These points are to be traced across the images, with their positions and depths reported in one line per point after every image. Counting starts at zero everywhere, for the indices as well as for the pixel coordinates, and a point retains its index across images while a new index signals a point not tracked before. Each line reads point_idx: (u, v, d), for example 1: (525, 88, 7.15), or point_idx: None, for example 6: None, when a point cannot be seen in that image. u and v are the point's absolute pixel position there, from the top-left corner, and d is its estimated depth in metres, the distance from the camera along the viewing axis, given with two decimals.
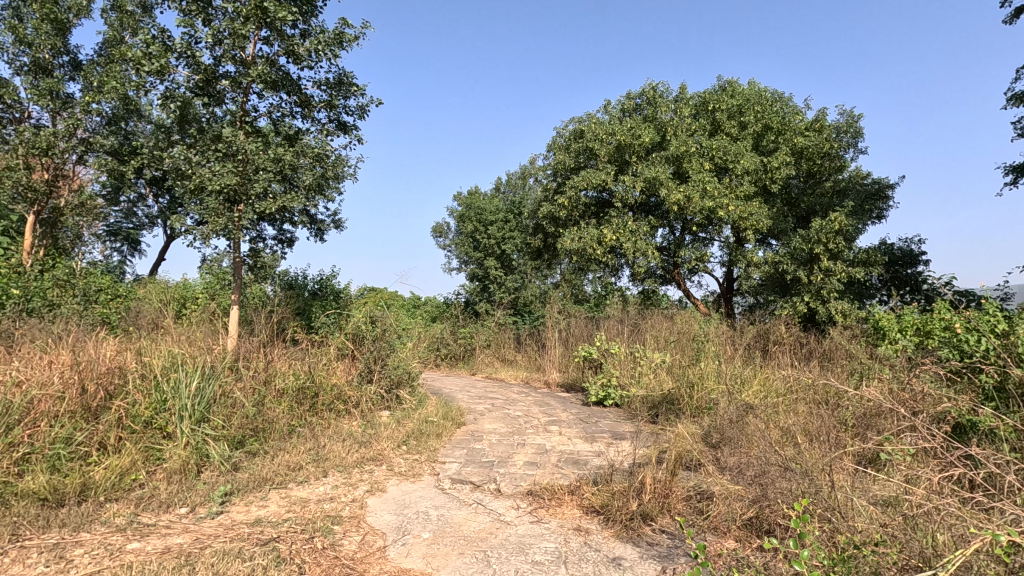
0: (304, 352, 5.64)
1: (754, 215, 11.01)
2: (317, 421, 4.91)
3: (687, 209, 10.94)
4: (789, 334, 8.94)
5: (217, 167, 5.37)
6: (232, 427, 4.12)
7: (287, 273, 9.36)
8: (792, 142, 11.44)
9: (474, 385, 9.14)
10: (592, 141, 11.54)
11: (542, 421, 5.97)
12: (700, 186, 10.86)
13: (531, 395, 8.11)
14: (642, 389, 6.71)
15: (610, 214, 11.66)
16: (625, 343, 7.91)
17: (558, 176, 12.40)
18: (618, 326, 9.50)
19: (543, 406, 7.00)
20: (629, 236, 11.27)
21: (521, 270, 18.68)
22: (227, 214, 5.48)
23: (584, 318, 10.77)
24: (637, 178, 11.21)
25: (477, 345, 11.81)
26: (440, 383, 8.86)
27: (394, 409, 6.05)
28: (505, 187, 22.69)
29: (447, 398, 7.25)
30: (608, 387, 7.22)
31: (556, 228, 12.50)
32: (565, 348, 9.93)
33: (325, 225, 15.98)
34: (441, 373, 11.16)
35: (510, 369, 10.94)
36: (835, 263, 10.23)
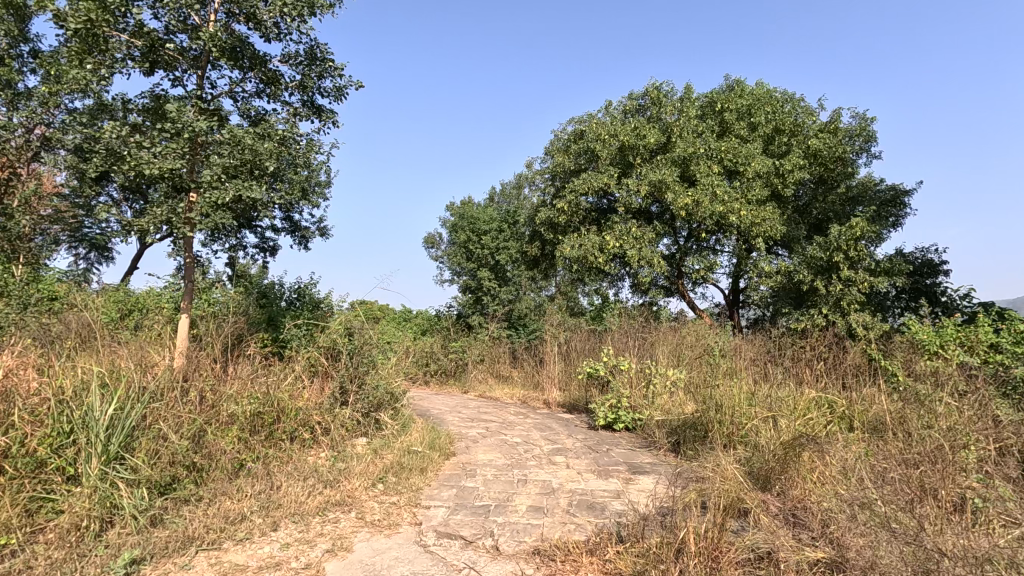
0: (266, 370, 4.78)
1: (766, 221, 10.34)
2: (275, 454, 4.03)
3: (696, 213, 10.20)
4: (811, 348, 8.19)
5: (161, 148, 4.52)
6: (160, 465, 3.27)
7: (261, 281, 8.51)
8: (804, 145, 10.80)
9: (467, 404, 8.28)
10: (594, 142, 10.81)
11: (545, 451, 5.13)
12: (709, 189, 10.17)
13: (530, 417, 7.27)
14: (659, 413, 5.89)
15: (612, 220, 10.93)
16: (635, 359, 7.10)
17: (557, 180, 11.67)
18: (625, 340, 8.68)
19: (546, 431, 6.14)
20: (633, 243, 10.52)
21: (516, 281, 17.88)
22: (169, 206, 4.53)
23: (586, 331, 9.95)
24: (641, 182, 10.49)
25: (470, 360, 10.95)
26: (429, 403, 8.02)
27: (372, 436, 5.19)
28: (498, 197, 21.92)
29: (435, 421, 6.39)
30: (618, 409, 6.39)
31: (554, 235, 11.69)
32: (566, 364, 9.09)
33: (310, 232, 15.33)
34: (430, 391, 10.29)
35: (505, 386, 10.08)
36: (856, 272, 9.52)
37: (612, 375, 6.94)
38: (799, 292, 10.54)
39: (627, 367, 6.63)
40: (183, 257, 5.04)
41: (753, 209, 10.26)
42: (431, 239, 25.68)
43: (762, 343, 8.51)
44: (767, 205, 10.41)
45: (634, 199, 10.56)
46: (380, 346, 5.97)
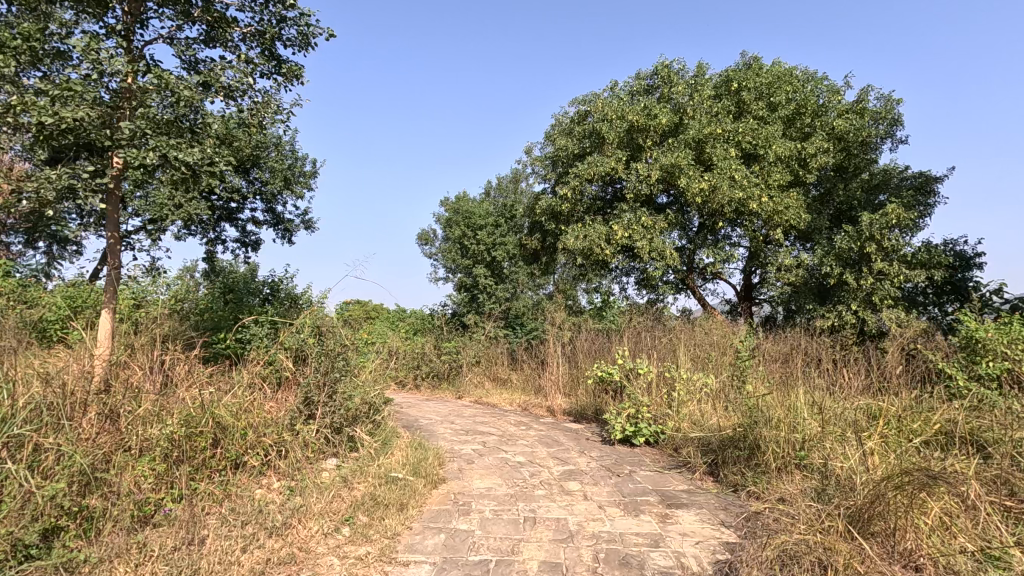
0: (205, 382, 3.82)
1: (789, 209, 9.46)
2: (207, 491, 3.08)
3: (714, 201, 9.30)
4: (847, 348, 7.31)
5: (56, 92, 3.46)
6: (21, 520, 2.30)
7: (229, 274, 7.55)
8: (828, 126, 9.92)
9: (461, 412, 7.35)
10: (600, 124, 9.88)
11: (555, 476, 4.21)
12: (727, 174, 9.28)
13: (533, 428, 6.34)
14: (688, 428, 4.99)
15: (620, 208, 10.01)
16: (654, 362, 6.19)
17: (558, 166, 10.74)
18: (638, 340, 7.76)
19: (553, 447, 5.22)
20: (643, 233, 9.62)
21: (512, 279, 16.89)
22: (71, 167, 3.53)
23: (593, 330, 9.02)
24: (652, 167, 9.60)
25: (464, 363, 10.01)
26: (418, 412, 7.08)
27: (343, 458, 4.26)
28: (494, 191, 20.97)
29: (424, 436, 5.46)
30: (637, 422, 5.47)
31: (556, 226, 10.76)
32: (571, 366, 8.19)
33: (293, 225, 14.42)
34: (421, 396, 9.34)
35: (503, 390, 9.14)
36: (890, 264, 8.63)
37: (628, 382, 6.00)
38: (824, 287, 9.67)
39: (646, 371, 5.72)
40: (106, 238, 4.07)
41: (775, 196, 9.38)
42: (425, 236, 24.77)
43: (791, 343, 7.64)
44: (791, 192, 9.54)
45: (643, 186, 9.69)
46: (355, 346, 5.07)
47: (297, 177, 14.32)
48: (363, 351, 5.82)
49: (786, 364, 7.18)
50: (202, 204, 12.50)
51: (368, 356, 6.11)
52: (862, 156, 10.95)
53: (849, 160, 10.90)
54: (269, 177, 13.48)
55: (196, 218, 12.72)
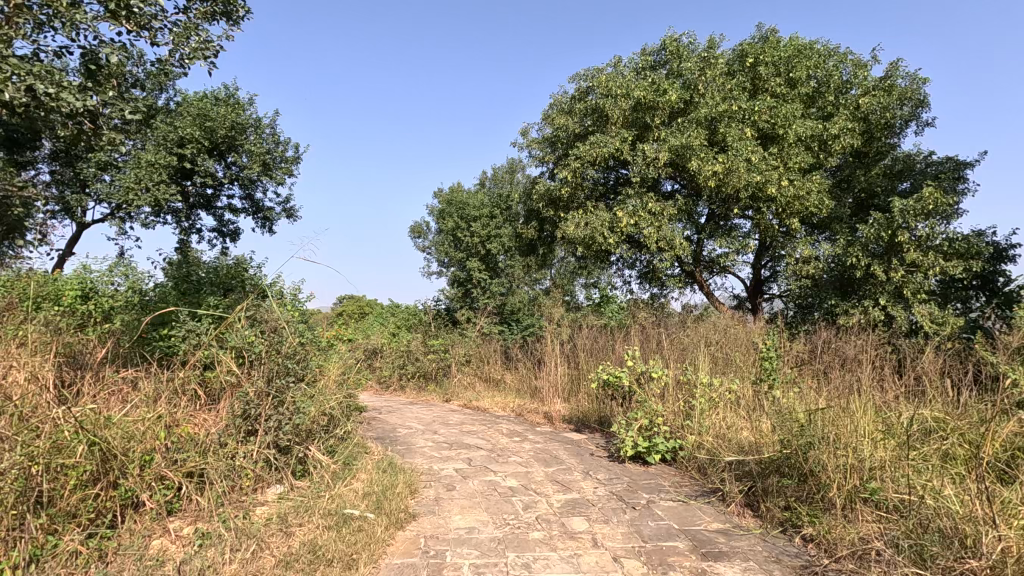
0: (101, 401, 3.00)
1: (811, 194, 8.59)
2: (69, 552, 2.28)
3: (729, 185, 8.45)
4: (881, 348, 6.52)
5: None
6: None
7: (184, 261, 6.64)
8: (851, 106, 9.08)
9: (446, 419, 6.48)
10: (604, 101, 9.00)
11: (556, 510, 3.36)
12: (744, 155, 8.41)
13: (528, 439, 5.48)
14: (716, 445, 4.14)
15: (625, 193, 9.12)
16: (668, 364, 5.35)
17: (558, 148, 9.86)
18: (647, 339, 6.90)
19: (552, 466, 4.37)
20: (650, 219, 8.77)
21: (509, 273, 16.53)
22: None
23: (596, 325, 8.15)
24: (660, 148, 8.75)
25: (453, 362, 9.14)
26: (397, 420, 6.22)
27: (290, 486, 3.42)
28: (489, 182, 20.05)
29: (398, 454, 4.58)
30: (651, 434, 4.63)
31: (555, 213, 9.86)
32: (571, 367, 7.34)
33: (273, 213, 13.54)
34: (405, 399, 8.48)
35: (496, 392, 8.31)
36: (924, 254, 7.79)
37: (639, 388, 5.14)
38: (846, 280, 8.87)
39: (660, 374, 4.88)
40: None
41: (796, 181, 8.53)
42: (417, 229, 23.87)
43: (817, 343, 6.82)
44: (813, 175, 8.66)
45: (651, 169, 8.84)
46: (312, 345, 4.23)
47: (277, 162, 13.41)
48: (327, 351, 4.94)
49: (814, 366, 6.36)
50: (173, 190, 11.59)
51: (334, 357, 5.24)
52: (881, 141, 10.19)
53: (869, 145, 10.11)
54: (246, 161, 12.49)
55: (167, 204, 11.81)
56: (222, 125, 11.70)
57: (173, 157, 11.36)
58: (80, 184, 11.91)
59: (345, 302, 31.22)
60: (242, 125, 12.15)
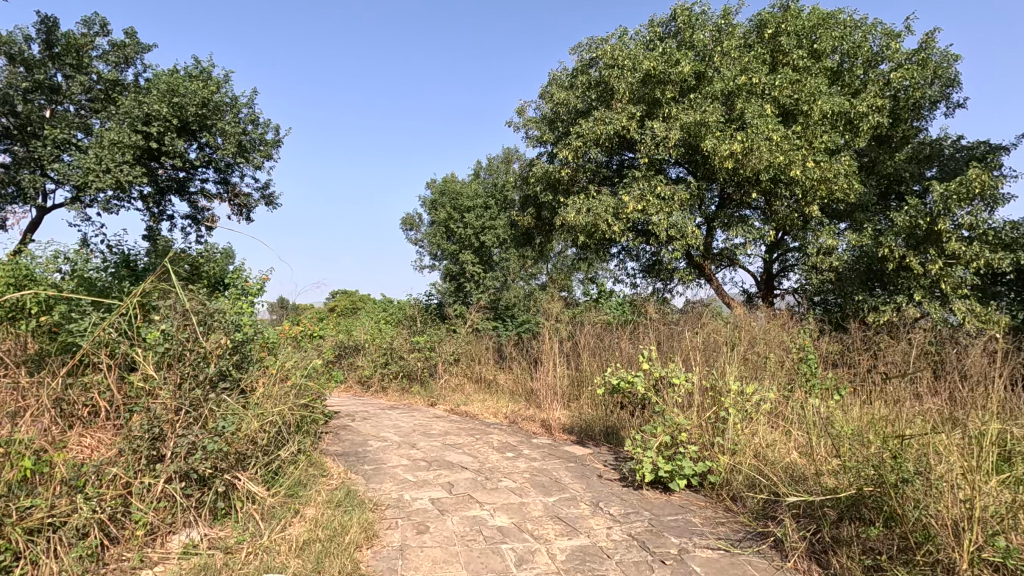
0: None
1: (839, 177, 7.74)
2: None
3: (749, 166, 7.61)
4: (925, 348, 5.72)
5: None
6: None
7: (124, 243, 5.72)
8: (881, 83, 8.25)
9: (429, 428, 5.63)
10: (609, 72, 8.12)
11: (562, 566, 2.52)
12: (766, 132, 7.56)
13: (523, 455, 4.64)
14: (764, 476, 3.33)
15: (632, 175, 8.26)
16: (690, 366, 4.52)
17: (557, 126, 8.95)
18: (659, 337, 6.05)
19: (553, 495, 3.52)
20: (660, 205, 7.92)
21: (504, 267, 15.72)
22: None
23: (600, 321, 7.30)
24: (671, 126, 7.91)
25: (440, 361, 8.26)
26: (371, 430, 5.35)
27: (206, 537, 2.57)
28: (484, 172, 19.16)
29: (364, 479, 3.72)
30: (674, 454, 3.79)
31: (554, 198, 8.98)
32: (571, 368, 6.52)
33: (251, 201, 12.63)
34: (386, 402, 7.62)
35: (487, 395, 7.47)
36: (967, 244, 6.98)
37: (656, 397, 4.31)
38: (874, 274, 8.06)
39: (682, 381, 4.05)
40: None
41: (823, 162, 7.68)
42: (409, 220, 22.96)
43: (852, 343, 6.01)
44: (841, 156, 7.80)
45: (660, 149, 8.01)
46: (244, 337, 3.40)
47: (255, 145, 12.47)
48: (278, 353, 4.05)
49: (852, 371, 5.53)
50: (139, 172, 10.63)
51: (290, 357, 4.38)
52: (908, 125, 9.39)
53: (896, 128, 9.30)
54: (220, 142, 11.47)
55: (132, 187, 10.85)
56: (193, 101, 10.75)
57: (137, 136, 10.40)
58: (37, 164, 10.93)
59: (336, 296, 30.26)
60: (216, 102, 11.19)
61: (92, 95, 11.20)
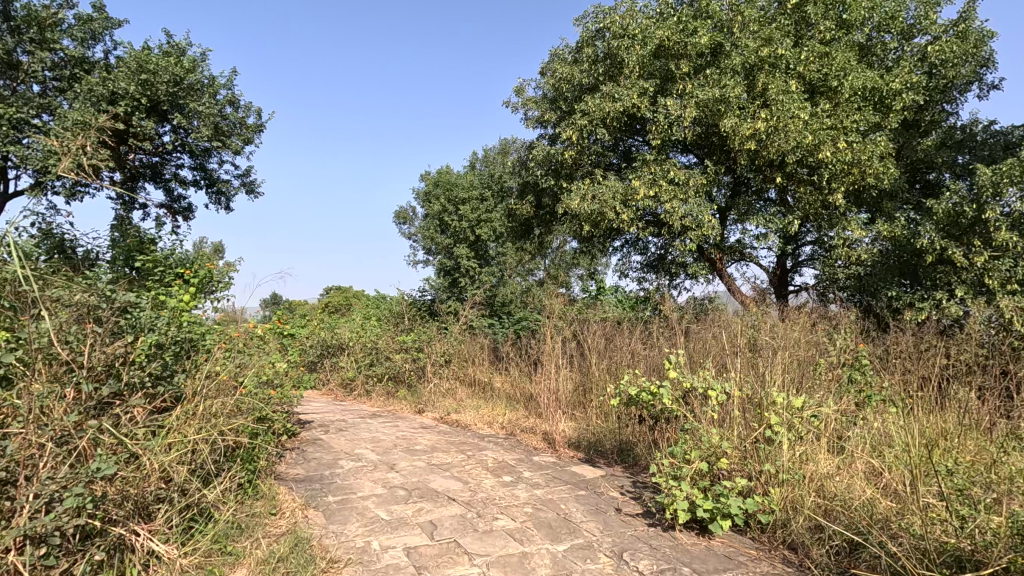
0: None
1: (874, 159, 6.98)
2: None
3: (774, 148, 6.84)
4: (984, 350, 5.00)
5: None
6: None
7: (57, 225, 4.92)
8: (915, 58, 7.51)
9: (414, 443, 4.86)
10: (619, 43, 7.33)
11: None
12: (794, 109, 6.79)
13: (525, 479, 3.88)
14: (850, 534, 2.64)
15: (642, 158, 7.49)
16: (723, 373, 3.77)
17: (559, 105, 8.16)
18: (677, 338, 5.29)
19: (564, 542, 2.77)
20: (674, 190, 7.15)
21: (500, 262, 14.96)
22: None
23: (608, 319, 6.53)
24: (687, 103, 7.13)
25: (430, 363, 7.48)
26: (344, 447, 4.57)
27: None
28: (480, 164, 18.36)
29: (324, 520, 2.94)
30: (714, 487, 3.04)
31: (556, 184, 8.19)
32: (576, 372, 5.76)
33: (229, 189, 11.75)
34: (370, 409, 6.85)
35: (481, 402, 6.71)
36: (1020, 234, 6.25)
37: (684, 412, 3.56)
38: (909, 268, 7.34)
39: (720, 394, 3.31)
40: None
41: (857, 143, 6.92)
42: (402, 214, 22.15)
43: (898, 346, 5.28)
44: (875, 137, 7.05)
45: (674, 129, 7.25)
46: (161, 339, 2.62)
47: (233, 127, 11.65)
48: (220, 360, 3.27)
49: (902, 378, 4.79)
50: (106, 156, 9.79)
51: (240, 363, 3.59)
52: (939, 107, 8.68)
53: (927, 111, 8.58)
54: (196, 125, 10.64)
55: (100, 172, 10.02)
56: (163, 78, 9.91)
57: (103, 116, 9.53)
58: None
59: (328, 293, 29.40)
60: (190, 80, 10.35)
61: (56, 73, 10.32)
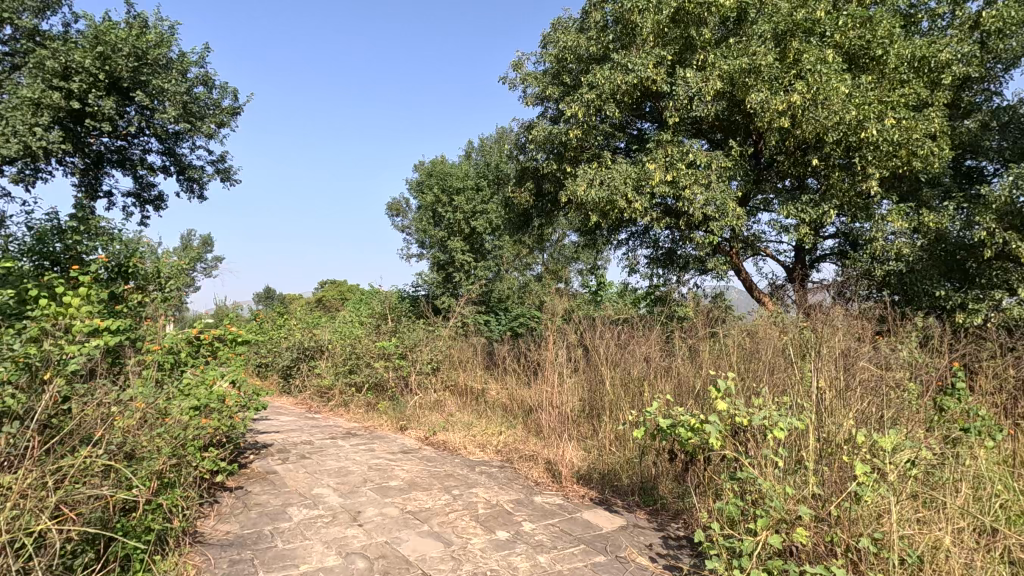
0: None
1: (925, 138, 6.08)
2: None
3: (810, 125, 5.96)
4: None
5: None
6: None
7: None
8: (968, 26, 6.61)
9: (389, 476, 3.98)
10: (632, 6, 6.41)
11: None
12: (834, 80, 5.91)
13: (525, 536, 3.01)
14: None
15: (657, 138, 6.59)
16: (783, 398, 2.91)
17: (563, 80, 7.25)
18: (707, 348, 4.41)
19: None
20: (694, 174, 6.26)
21: (497, 256, 14.09)
22: None
23: (620, 322, 5.66)
24: (710, 74, 6.23)
25: (416, 371, 6.60)
26: (300, 485, 3.69)
27: None
28: (477, 153, 17.42)
29: None
30: (790, 571, 2.19)
31: (559, 168, 7.30)
32: (585, 386, 4.89)
33: (199, 174, 10.76)
34: (345, 424, 5.96)
35: (473, 416, 5.83)
36: None
37: (737, 454, 2.69)
38: (945, 261, 6.61)
39: (783, 435, 2.48)
40: None
41: (905, 120, 6.04)
42: (395, 206, 21.21)
43: (970, 359, 4.41)
44: (927, 113, 6.15)
45: (693, 104, 6.36)
46: None
47: (205, 107, 10.71)
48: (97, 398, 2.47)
49: (983, 398, 3.93)
50: (60, 137, 8.84)
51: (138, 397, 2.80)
52: (986, 84, 7.78)
53: (972, 89, 7.68)
54: (162, 105, 9.69)
55: (53, 155, 9.07)
56: (124, 51, 8.94)
57: (54, 93, 8.57)
58: None
59: (322, 288, 28.50)
60: (155, 55, 9.38)
61: (8, 44, 9.34)
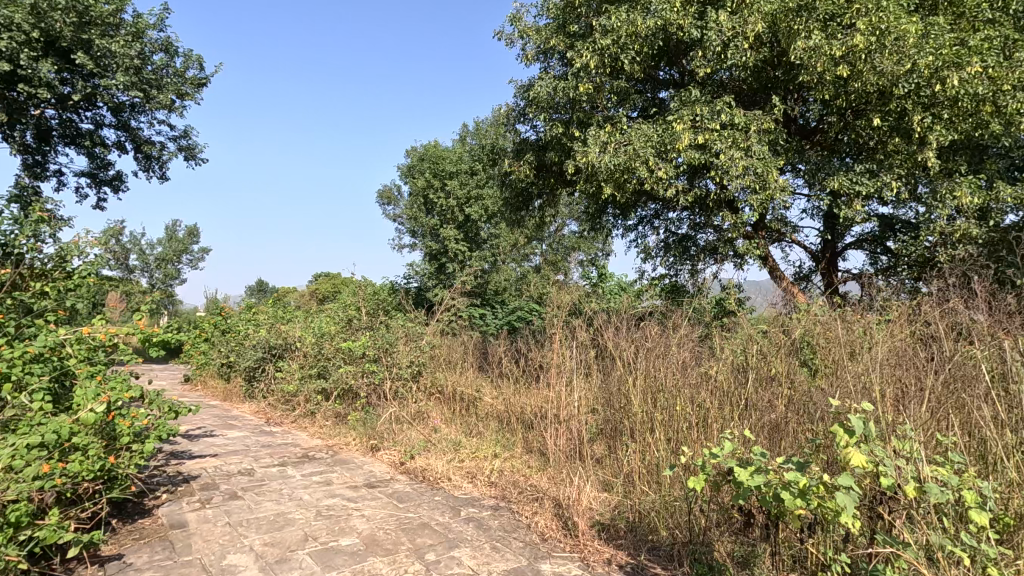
0: None
1: (1012, 92, 5.00)
2: None
3: (874, 75, 4.87)
4: None
5: None
6: None
7: None
8: None
9: (340, 530, 2.90)
10: None
11: None
12: (903, 18, 4.84)
13: None
14: None
15: (684, 96, 5.49)
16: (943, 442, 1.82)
17: (570, 29, 6.13)
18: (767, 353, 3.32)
19: None
20: (729, 137, 5.17)
21: (493, 245, 12.97)
22: None
23: (643, 316, 4.58)
24: (750, 14, 5.12)
25: (395, 376, 5.51)
26: (207, 549, 2.60)
27: None
28: (472, 137, 16.27)
29: None
30: None
31: (565, 135, 6.19)
32: (602, 397, 3.82)
33: (159, 150, 9.62)
34: (305, 443, 4.87)
35: (461, 432, 4.75)
36: None
37: (885, 541, 1.60)
38: None
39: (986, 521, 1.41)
40: None
41: (990, 69, 4.95)
42: (386, 194, 20.05)
43: None
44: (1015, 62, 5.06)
45: (728, 53, 5.26)
46: None
47: (163, 75, 9.58)
48: None
49: None
50: None
51: None
52: None
53: None
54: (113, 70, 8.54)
55: None
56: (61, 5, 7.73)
57: None
58: None
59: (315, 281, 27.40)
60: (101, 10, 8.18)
61: None
